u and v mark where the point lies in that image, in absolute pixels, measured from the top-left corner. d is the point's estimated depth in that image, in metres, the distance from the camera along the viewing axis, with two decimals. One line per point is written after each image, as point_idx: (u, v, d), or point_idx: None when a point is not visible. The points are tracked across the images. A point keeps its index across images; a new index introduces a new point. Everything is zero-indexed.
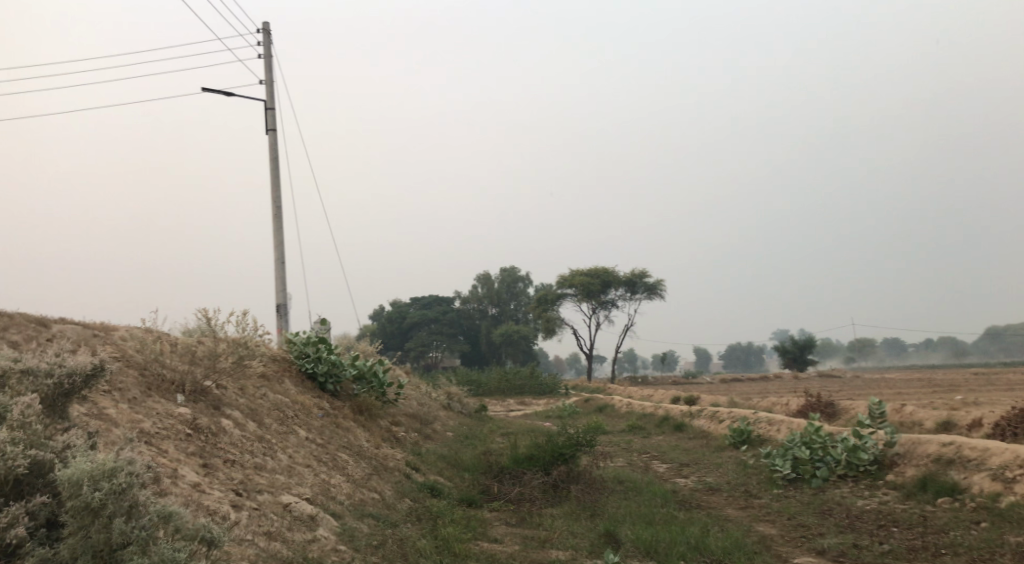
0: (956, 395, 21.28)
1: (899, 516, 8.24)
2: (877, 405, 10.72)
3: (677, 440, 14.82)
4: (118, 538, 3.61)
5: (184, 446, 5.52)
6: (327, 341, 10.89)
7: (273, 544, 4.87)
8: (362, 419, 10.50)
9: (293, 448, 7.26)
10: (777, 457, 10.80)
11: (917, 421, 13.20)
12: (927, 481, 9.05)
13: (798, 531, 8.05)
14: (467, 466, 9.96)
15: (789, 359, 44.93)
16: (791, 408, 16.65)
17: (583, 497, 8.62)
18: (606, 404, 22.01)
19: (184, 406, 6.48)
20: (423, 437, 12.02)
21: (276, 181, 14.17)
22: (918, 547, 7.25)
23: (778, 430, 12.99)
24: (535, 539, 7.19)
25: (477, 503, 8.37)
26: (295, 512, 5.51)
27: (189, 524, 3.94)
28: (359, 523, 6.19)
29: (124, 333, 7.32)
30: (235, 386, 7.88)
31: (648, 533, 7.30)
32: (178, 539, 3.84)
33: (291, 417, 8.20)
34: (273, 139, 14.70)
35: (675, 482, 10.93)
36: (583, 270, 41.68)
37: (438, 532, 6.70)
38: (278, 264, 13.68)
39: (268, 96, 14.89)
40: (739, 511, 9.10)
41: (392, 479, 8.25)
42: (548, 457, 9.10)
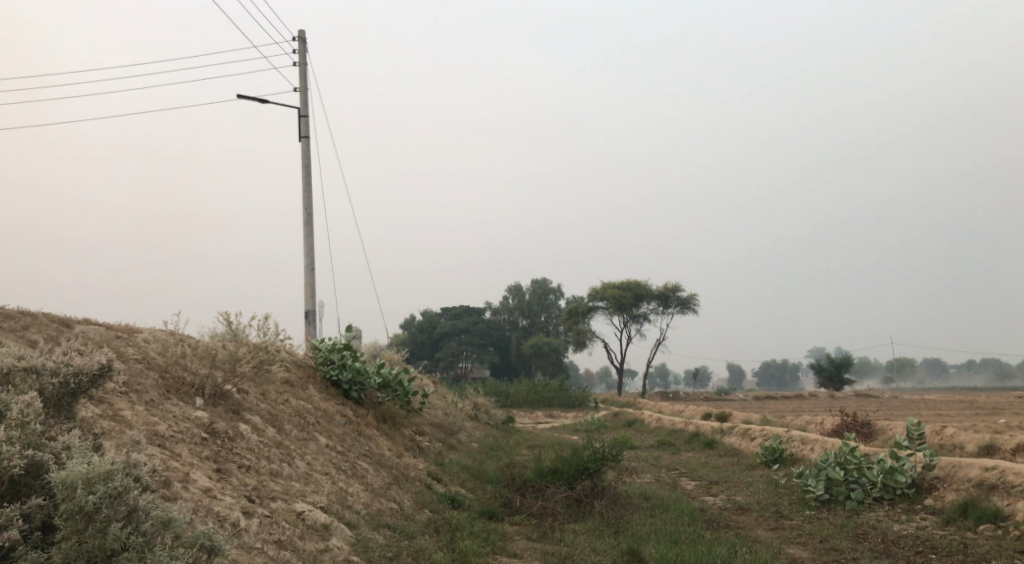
0: (999, 418, 20.59)
1: (938, 543, 7.89)
2: (917, 425, 10.31)
3: (707, 457, 14.51)
4: (111, 545, 3.55)
5: (198, 450, 5.44)
6: (353, 348, 10.82)
7: (283, 553, 4.76)
8: (386, 427, 10.40)
9: (312, 455, 7.17)
10: (810, 477, 10.47)
11: (958, 444, 12.75)
12: (967, 506, 8.67)
13: (830, 555, 7.74)
14: (490, 477, 9.79)
15: (825, 377, 44.05)
16: (826, 427, 16.22)
17: (607, 513, 8.41)
18: (636, 418, 21.67)
19: (202, 409, 6.41)
20: (447, 448, 11.88)
21: (307, 188, 14.21)
22: None
23: (812, 449, 12.63)
24: (555, 555, 7.00)
25: (498, 517, 8.21)
26: (308, 521, 5.40)
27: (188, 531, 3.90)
28: (374, 534, 6.07)
29: (147, 335, 7.30)
30: (256, 391, 7.82)
31: (673, 552, 7.06)
32: (178, 546, 3.80)
33: (312, 423, 8.12)
34: (305, 147, 14.75)
35: (703, 500, 10.65)
36: (615, 283, 41.33)
37: (456, 545, 6.54)
38: (307, 270, 13.68)
39: (302, 104, 14.96)
40: (768, 532, 8.81)
41: (412, 489, 8.12)
42: (572, 470, 8.89)
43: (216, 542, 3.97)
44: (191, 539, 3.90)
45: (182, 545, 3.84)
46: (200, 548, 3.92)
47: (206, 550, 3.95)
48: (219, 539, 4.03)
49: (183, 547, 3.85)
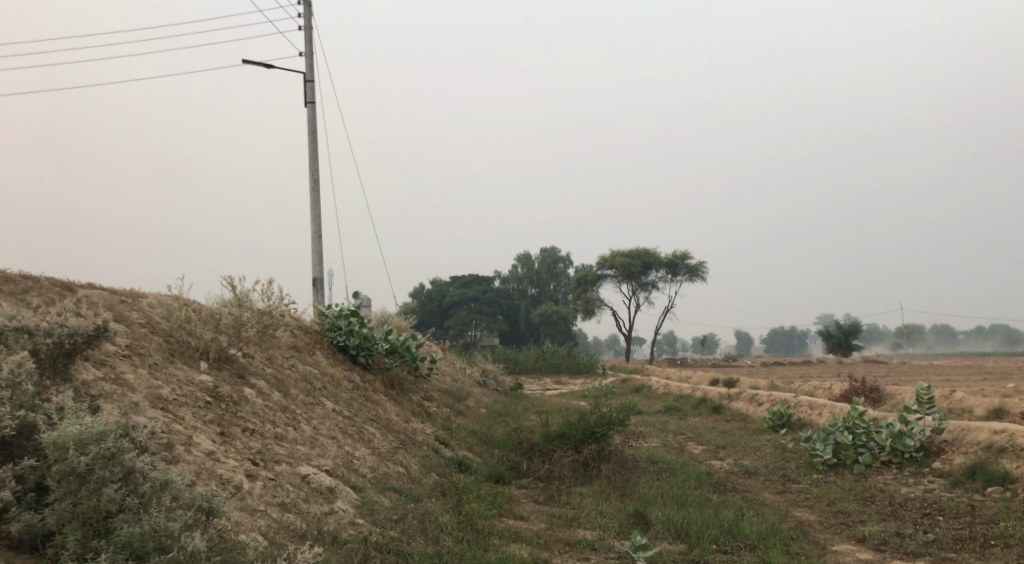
0: (1008, 383, 20.53)
1: (945, 505, 7.87)
2: (926, 389, 10.26)
3: (715, 422, 14.51)
4: (104, 506, 3.55)
5: (202, 413, 5.43)
6: (359, 315, 10.78)
7: (286, 515, 4.76)
8: (393, 393, 10.39)
9: (319, 420, 7.16)
10: (817, 442, 10.45)
11: (967, 408, 12.71)
12: (976, 469, 8.64)
13: (837, 518, 7.73)
14: (498, 442, 9.81)
15: (834, 343, 43.92)
16: (834, 392, 16.21)
17: (613, 476, 8.42)
18: (643, 384, 21.68)
19: (207, 373, 6.40)
20: (456, 413, 11.90)
21: (313, 154, 14.08)
22: (965, 537, 6.87)
23: (820, 414, 12.61)
24: (561, 517, 7.00)
25: (506, 480, 8.22)
26: (313, 484, 5.40)
27: (185, 493, 3.91)
28: (380, 497, 6.07)
29: (151, 299, 7.26)
30: (262, 355, 7.80)
31: (680, 515, 7.05)
32: (175, 508, 3.82)
33: (318, 388, 8.11)
34: (311, 112, 14.58)
35: (710, 464, 10.66)
36: (623, 250, 41.14)
37: (462, 508, 6.55)
38: (314, 237, 13.62)
39: (307, 68, 14.76)
40: (775, 495, 8.81)
41: (419, 453, 8.12)
42: (579, 435, 8.87)
43: (213, 503, 3.98)
44: (188, 501, 3.92)
45: (178, 507, 3.86)
46: (198, 509, 3.93)
47: (204, 512, 3.96)
48: (218, 500, 4.03)
49: (180, 508, 3.86)
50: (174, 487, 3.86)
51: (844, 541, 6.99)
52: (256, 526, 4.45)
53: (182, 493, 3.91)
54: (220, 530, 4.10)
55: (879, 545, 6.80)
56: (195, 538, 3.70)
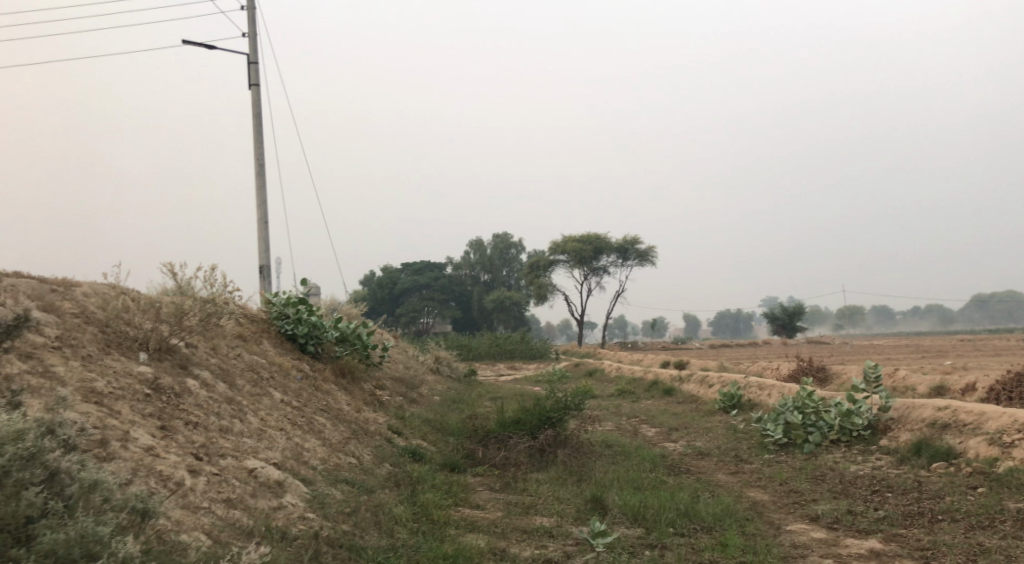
0: (945, 361, 21.15)
1: (894, 481, 8.00)
2: (874, 368, 10.42)
3: (667, 404, 14.61)
4: (23, 511, 3.30)
5: (141, 407, 5.17)
6: (308, 302, 10.50)
7: (233, 512, 4.55)
8: (344, 382, 10.15)
9: (266, 411, 6.92)
10: (768, 422, 10.57)
11: (910, 386, 13.01)
12: (921, 445, 8.82)
13: (790, 498, 7.79)
14: (452, 430, 9.67)
15: (779, 324, 44.76)
16: (782, 373, 16.47)
17: (569, 461, 8.36)
18: (596, 368, 21.75)
19: (146, 364, 6.10)
20: (408, 401, 11.72)
21: (258, 138, 13.66)
22: (914, 513, 6.97)
23: (769, 395, 12.76)
24: (518, 505, 6.90)
25: (461, 468, 8.10)
26: (261, 478, 5.18)
27: (116, 495, 3.79)
28: (332, 489, 5.87)
29: (86, 288, 6.91)
30: (206, 345, 7.51)
31: (636, 499, 7.01)
32: (106, 510, 3.68)
33: (266, 378, 7.85)
34: (255, 95, 14.13)
35: (664, 446, 10.68)
36: (575, 236, 41.21)
37: (416, 498, 6.40)
38: (261, 223, 13.24)
39: (250, 49, 14.29)
40: (729, 476, 8.85)
41: (372, 443, 7.93)
42: (535, 421, 8.77)
43: (148, 504, 3.84)
44: (119, 503, 3.77)
45: (109, 510, 3.71)
46: (132, 512, 3.79)
47: (139, 514, 3.81)
48: (153, 501, 3.89)
49: (111, 511, 3.70)
50: (104, 488, 3.72)
51: (798, 520, 7.04)
52: (200, 525, 4.24)
53: (113, 495, 3.76)
54: (158, 532, 3.90)
55: (831, 524, 6.86)
56: (127, 543, 3.54)
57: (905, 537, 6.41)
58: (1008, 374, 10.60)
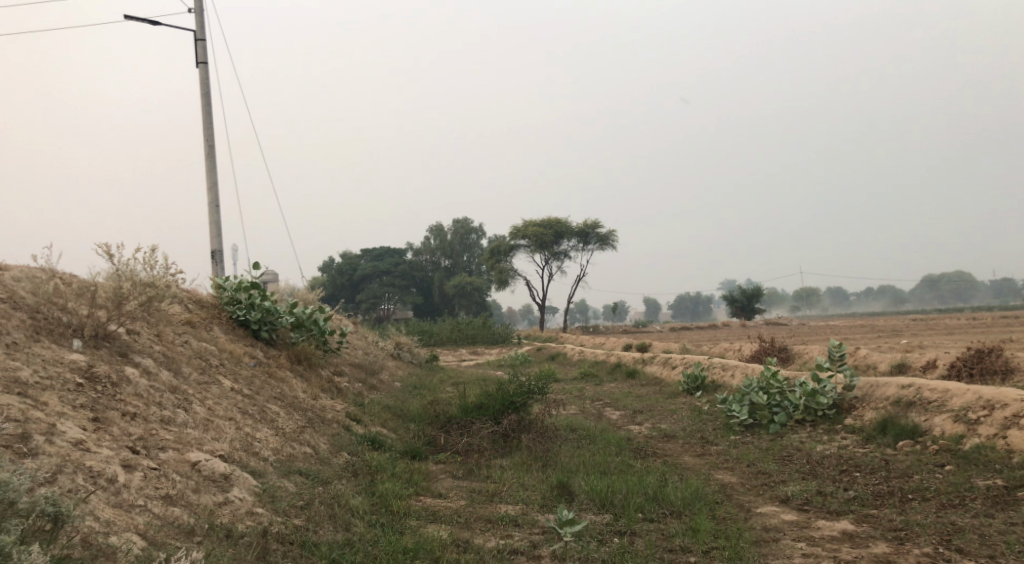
0: (901, 340, 21.36)
1: (861, 461, 7.91)
2: (838, 346, 10.29)
3: (630, 387, 14.47)
4: None
5: (71, 398, 4.76)
6: (260, 287, 10.04)
7: (171, 510, 4.20)
8: (300, 368, 9.76)
9: (214, 400, 6.52)
10: (733, 403, 10.44)
11: (871, 364, 13.05)
12: (886, 424, 8.75)
13: (759, 479, 7.65)
14: (413, 416, 9.34)
15: (738, 307, 45.00)
16: (744, 353, 16.47)
17: (534, 446, 8.11)
18: (559, 352, 21.57)
19: (80, 352, 5.67)
20: (368, 388, 11.37)
21: (208, 118, 13.10)
22: (884, 493, 6.86)
23: (732, 375, 12.67)
24: (482, 493, 6.63)
25: (422, 455, 7.80)
26: (205, 472, 4.82)
27: (25, 498, 3.46)
28: (284, 482, 5.53)
29: (15, 273, 6.42)
30: (149, 332, 7.08)
31: (604, 484, 6.79)
32: (11, 516, 3.37)
33: (214, 366, 7.45)
34: (202, 74, 13.53)
35: (629, 429, 10.51)
36: (536, 220, 40.94)
37: (375, 489, 6.10)
38: (212, 207, 12.70)
39: (197, 26, 13.70)
40: (696, 458, 8.70)
41: (329, 431, 7.59)
42: (498, 405, 8.51)
43: (61, 508, 3.51)
44: (26, 508, 3.43)
45: (14, 516, 3.39)
46: (43, 516, 3.46)
47: (51, 519, 3.48)
48: (66, 504, 3.55)
49: (15, 516, 3.39)
50: (8, 491, 3.39)
51: (768, 502, 6.89)
52: (133, 525, 3.88)
53: (21, 498, 3.44)
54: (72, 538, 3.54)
55: (802, 505, 6.72)
56: (32, 552, 3.23)
57: (877, 518, 6.29)
58: (968, 350, 10.63)
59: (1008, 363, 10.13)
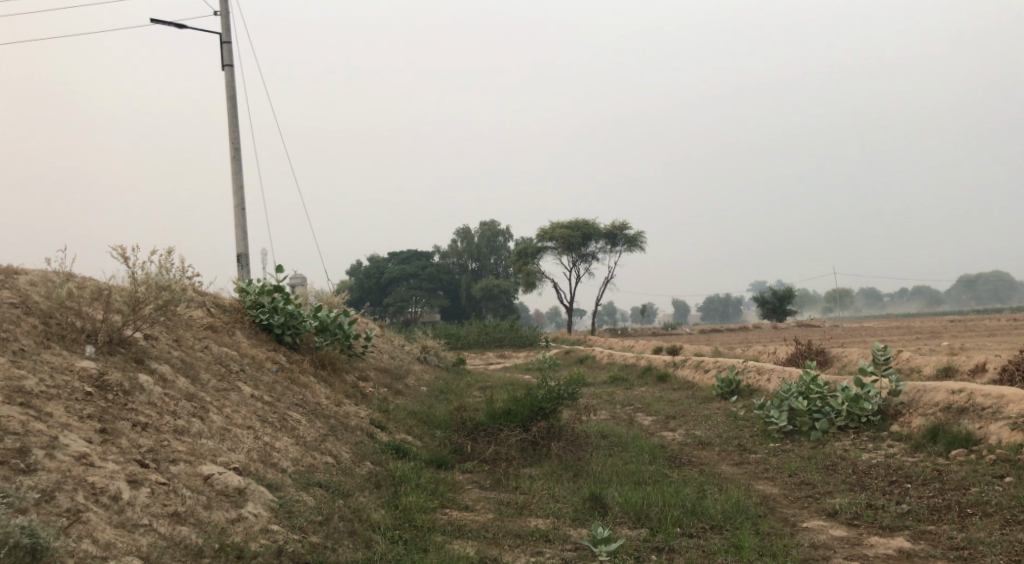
0: (939, 341, 20.68)
1: (911, 471, 7.46)
2: (883, 350, 9.74)
3: (662, 391, 14.07)
4: None
5: (77, 408, 4.54)
6: (284, 290, 9.82)
7: (179, 529, 4.01)
8: (324, 373, 9.52)
9: (232, 408, 6.27)
10: (771, 409, 10.00)
11: (915, 367, 12.52)
12: (936, 431, 8.26)
13: (802, 491, 7.24)
14: (439, 423, 9.04)
15: (768, 309, 44.13)
16: (778, 356, 16.00)
17: (565, 455, 7.78)
18: (587, 355, 21.21)
19: (92, 359, 5.44)
20: (393, 393, 11.11)
21: (233, 120, 12.95)
22: (940, 507, 6.43)
23: (768, 379, 12.21)
24: (511, 505, 6.32)
25: (448, 464, 7.50)
26: (218, 486, 4.56)
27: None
28: (304, 495, 5.25)
29: (31, 277, 6.23)
30: (168, 337, 6.87)
31: (639, 495, 6.44)
32: None
33: (235, 371, 7.22)
34: (228, 77, 13.38)
35: (662, 436, 10.12)
36: (563, 222, 40.57)
37: (399, 501, 5.82)
38: (237, 210, 12.53)
39: (223, 29, 13.58)
40: (734, 467, 8.31)
41: (351, 439, 7.32)
42: (527, 412, 8.19)
43: (38, 538, 3.41)
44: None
45: None
46: (19, 548, 3.35)
47: (28, 552, 3.37)
48: (45, 534, 3.45)
49: None
50: None
51: (814, 516, 6.48)
52: (135, 548, 3.74)
53: None
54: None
55: (852, 520, 6.31)
56: None
57: (935, 535, 5.87)
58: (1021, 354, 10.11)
59: None
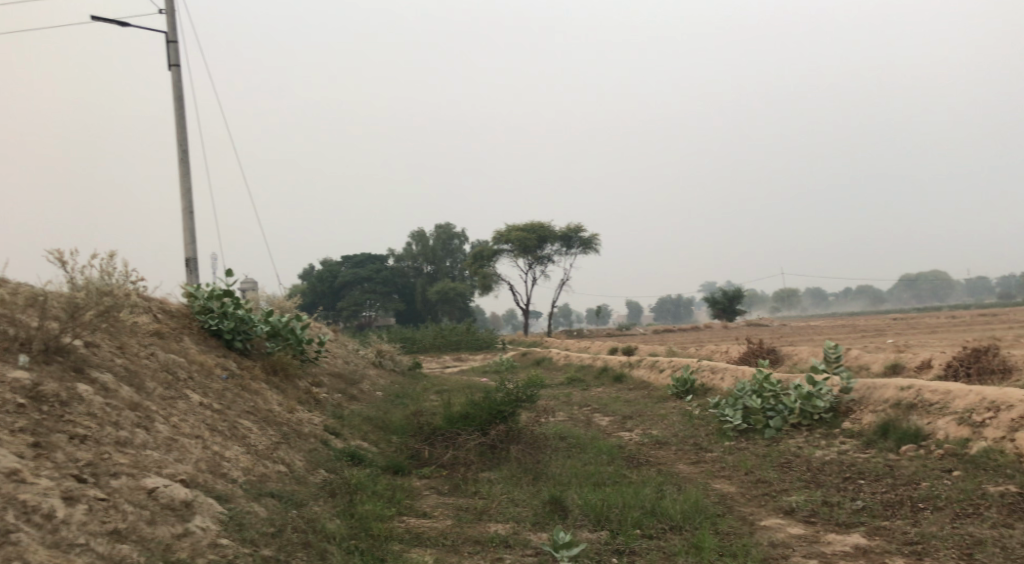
0: (885, 339, 21.17)
1: (864, 467, 7.55)
2: (834, 348, 9.87)
3: (618, 391, 14.10)
4: None
5: (8, 422, 4.31)
6: (234, 295, 9.55)
7: (119, 548, 3.86)
8: (276, 379, 9.28)
9: (179, 417, 6.04)
10: (726, 408, 10.08)
11: (864, 364, 12.76)
12: (887, 428, 8.39)
13: (759, 489, 7.27)
14: (395, 428, 8.87)
15: (719, 309, 44.72)
16: (731, 355, 16.19)
17: (523, 458, 7.70)
18: (544, 357, 21.19)
19: (27, 369, 5.17)
20: (348, 398, 10.90)
21: (181, 121, 12.60)
22: (893, 502, 6.51)
23: (723, 378, 12.31)
24: (469, 510, 6.21)
25: (405, 471, 7.35)
26: (163, 500, 4.37)
27: None
28: (255, 506, 5.06)
29: None
30: (111, 344, 6.59)
31: (598, 498, 6.39)
32: None
33: (183, 379, 6.97)
34: (175, 77, 13.01)
35: (619, 436, 10.11)
36: (518, 225, 40.55)
37: (355, 510, 5.67)
38: (185, 213, 12.19)
39: (170, 27, 13.21)
40: (691, 466, 8.33)
41: (305, 447, 7.13)
42: (485, 415, 8.09)
43: None
44: None
45: None
46: None
47: None
48: None
49: None
50: None
51: (772, 514, 6.50)
52: None
53: None
54: None
55: (809, 518, 6.35)
56: None
57: (890, 530, 5.94)
58: (965, 350, 10.37)
59: (1006, 362, 9.87)
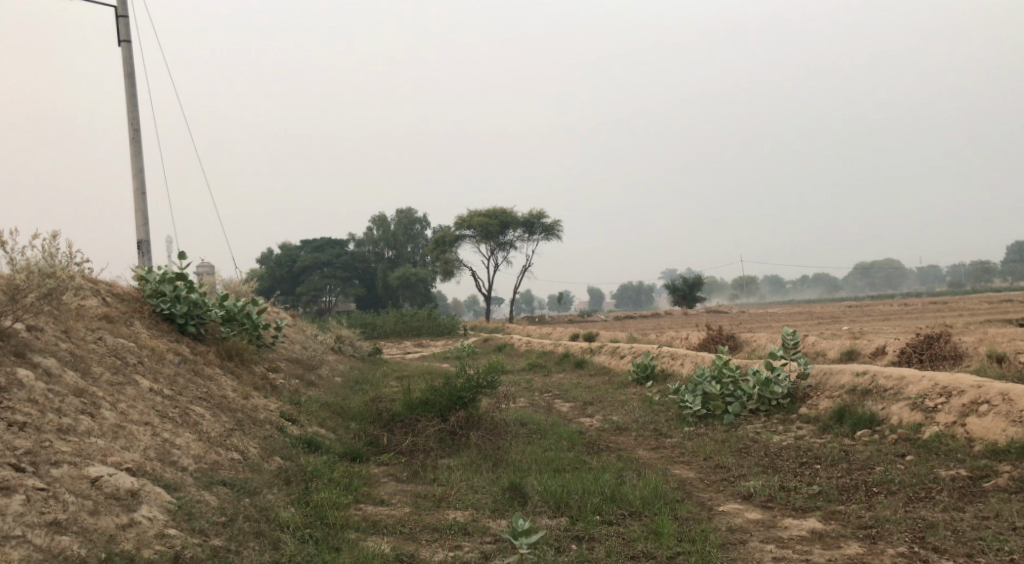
0: (841, 326, 21.51)
1: (820, 452, 7.63)
2: (792, 335, 9.79)
3: (578, 377, 14.11)
4: None
5: None
6: (187, 278, 9.29)
7: (58, 540, 3.74)
8: (231, 365, 9.06)
9: (128, 403, 5.84)
10: (686, 393, 10.12)
11: (820, 351, 12.92)
12: (843, 413, 8.50)
13: (718, 474, 7.31)
14: (354, 415, 8.73)
15: (679, 296, 45.08)
16: (691, 341, 16.30)
17: (483, 444, 7.62)
18: (505, 342, 21.15)
19: None
20: (306, 384, 10.71)
21: (132, 99, 12.20)
22: (848, 487, 6.59)
23: (682, 364, 12.38)
24: (428, 498, 6.13)
25: (363, 457, 7.23)
26: (107, 489, 4.22)
27: None
28: (206, 495, 4.92)
29: None
30: (56, 328, 6.35)
31: (558, 484, 6.35)
32: None
33: (132, 364, 6.75)
34: (125, 53, 12.58)
35: (580, 422, 10.10)
36: (480, 211, 40.37)
37: (310, 497, 5.54)
38: (137, 194, 11.83)
39: (120, 2, 12.77)
40: (650, 452, 8.35)
41: (260, 434, 6.97)
42: (444, 401, 7.99)
43: None
44: None
45: None
46: None
47: None
48: None
49: None
50: None
51: (730, 499, 6.54)
52: None
53: None
54: None
55: (766, 502, 6.39)
56: None
57: (845, 515, 6.01)
58: (918, 337, 10.54)
59: (957, 349, 10.06)
